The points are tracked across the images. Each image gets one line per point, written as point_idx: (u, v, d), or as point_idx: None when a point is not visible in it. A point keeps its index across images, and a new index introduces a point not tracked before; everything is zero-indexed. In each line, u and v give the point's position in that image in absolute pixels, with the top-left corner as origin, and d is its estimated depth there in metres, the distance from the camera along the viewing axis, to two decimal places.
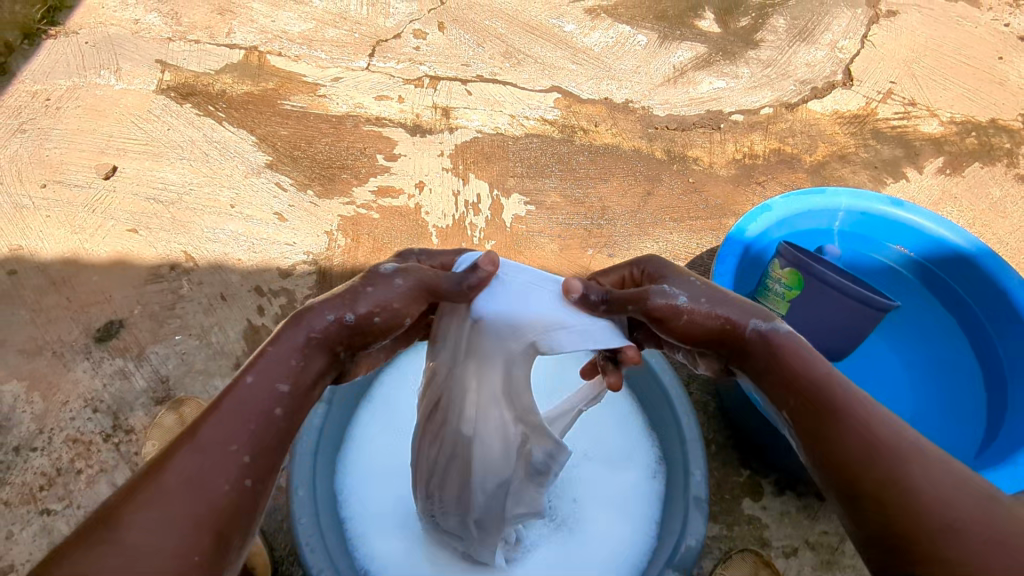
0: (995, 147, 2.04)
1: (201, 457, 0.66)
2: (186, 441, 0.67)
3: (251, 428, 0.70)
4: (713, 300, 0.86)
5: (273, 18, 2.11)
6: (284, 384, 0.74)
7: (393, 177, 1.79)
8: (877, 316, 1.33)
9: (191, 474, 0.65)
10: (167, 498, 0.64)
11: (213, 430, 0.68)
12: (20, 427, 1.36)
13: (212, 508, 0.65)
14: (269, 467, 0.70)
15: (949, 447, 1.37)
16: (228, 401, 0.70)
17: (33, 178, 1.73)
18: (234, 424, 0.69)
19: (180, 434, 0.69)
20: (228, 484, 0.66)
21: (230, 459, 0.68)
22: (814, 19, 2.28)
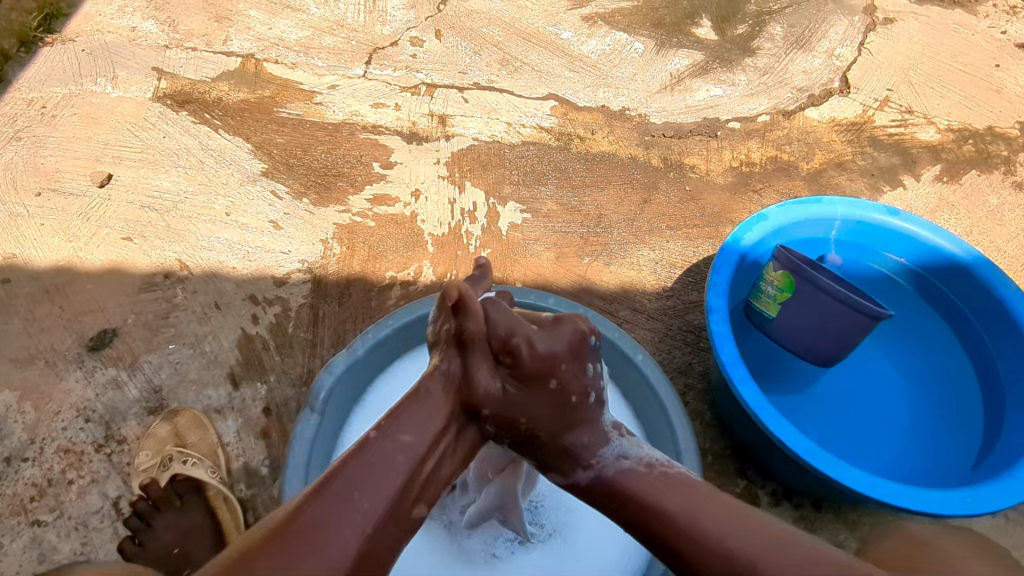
0: (992, 155, 2.04)
1: (328, 507, 0.64)
2: (315, 495, 0.65)
3: (376, 472, 0.68)
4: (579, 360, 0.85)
5: (271, 25, 2.11)
6: (406, 435, 0.72)
7: (389, 185, 1.78)
8: (868, 323, 1.32)
9: (323, 522, 0.63)
10: (301, 542, 0.61)
11: (346, 481, 0.66)
12: (11, 438, 1.35)
13: (343, 553, 0.62)
14: (393, 532, 0.67)
15: (947, 458, 1.36)
16: (358, 456, 0.69)
17: (28, 186, 1.72)
18: (364, 477, 0.67)
19: (307, 492, 0.66)
20: (361, 532, 0.64)
21: (354, 509, 0.65)
22: (811, 26, 2.28)
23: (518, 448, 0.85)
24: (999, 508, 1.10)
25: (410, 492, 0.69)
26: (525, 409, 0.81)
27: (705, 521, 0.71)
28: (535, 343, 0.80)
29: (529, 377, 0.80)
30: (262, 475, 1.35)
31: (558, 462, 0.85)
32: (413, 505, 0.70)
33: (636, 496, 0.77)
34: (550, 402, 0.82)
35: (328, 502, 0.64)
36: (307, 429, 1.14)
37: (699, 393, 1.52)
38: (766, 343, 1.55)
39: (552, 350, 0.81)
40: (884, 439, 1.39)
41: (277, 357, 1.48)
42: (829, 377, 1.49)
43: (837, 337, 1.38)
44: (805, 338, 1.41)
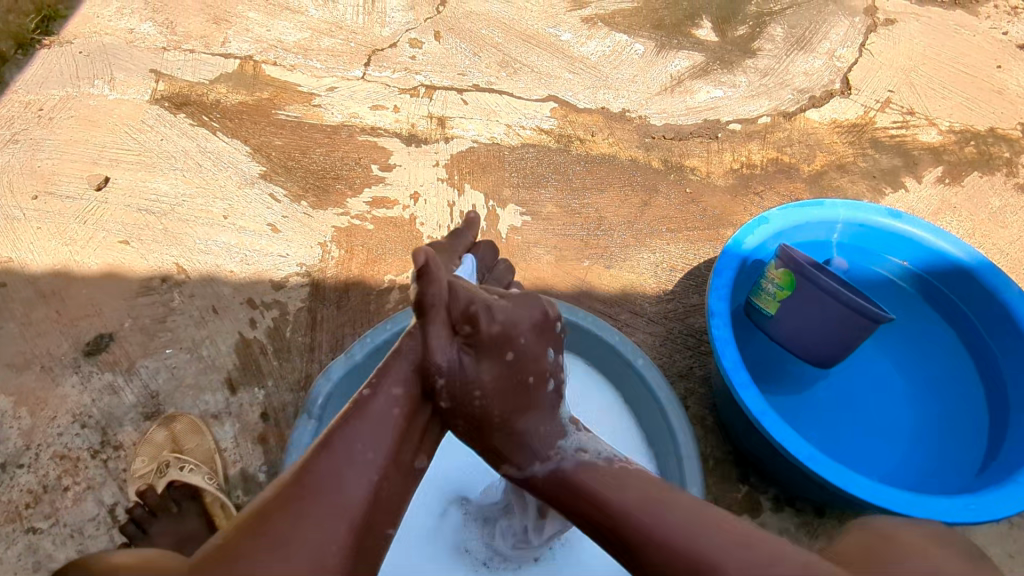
0: (994, 156, 2.03)
1: (336, 462, 0.76)
2: (323, 450, 0.76)
3: (374, 430, 0.79)
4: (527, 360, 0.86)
5: (269, 27, 2.10)
6: (398, 390, 0.83)
7: (388, 188, 1.77)
8: (870, 326, 1.31)
9: (336, 474, 0.75)
10: (314, 495, 0.73)
11: (347, 438, 0.78)
12: (6, 443, 1.34)
13: (354, 502, 0.74)
14: (394, 478, 0.79)
15: (950, 465, 1.35)
16: (357, 417, 0.80)
17: (25, 190, 1.71)
18: (362, 432, 0.79)
19: (315, 447, 0.78)
20: (369, 477, 0.76)
21: (359, 460, 0.77)
22: (812, 27, 2.27)
23: (470, 426, 0.88)
24: (1002, 516, 1.09)
25: (403, 444, 0.81)
26: (482, 372, 0.84)
27: (665, 515, 0.75)
28: (496, 319, 0.83)
29: (487, 351, 0.83)
30: (260, 481, 1.34)
31: (512, 453, 0.89)
32: (411, 455, 0.83)
33: (602, 498, 0.80)
34: (506, 377, 0.85)
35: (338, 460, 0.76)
36: (303, 436, 1.14)
37: (700, 397, 1.51)
38: (767, 344, 1.54)
39: (511, 321, 0.84)
40: (887, 445, 1.38)
41: (275, 362, 1.46)
42: (831, 381, 1.48)
43: (838, 340, 1.37)
44: (806, 339, 1.40)
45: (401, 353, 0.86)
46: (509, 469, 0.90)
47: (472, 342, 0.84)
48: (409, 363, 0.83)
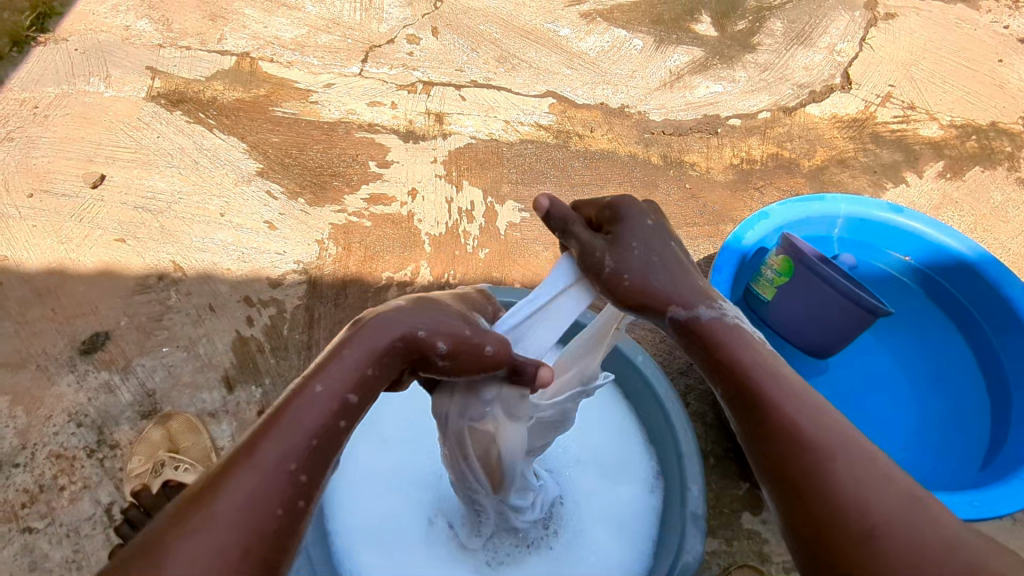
0: (996, 151, 2.01)
1: (260, 481, 0.65)
2: (246, 458, 0.66)
3: (312, 445, 0.70)
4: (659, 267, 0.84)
5: (266, 24, 2.09)
6: (353, 396, 0.73)
7: (386, 184, 1.76)
8: (869, 319, 1.30)
9: (252, 497, 0.64)
10: (212, 526, 0.61)
11: (274, 450, 0.68)
12: (2, 443, 1.33)
13: (263, 531, 0.64)
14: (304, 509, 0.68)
15: (953, 460, 1.34)
16: (295, 418, 0.70)
17: (20, 188, 1.70)
18: (291, 440, 0.69)
19: (238, 452, 0.68)
20: (281, 506, 0.66)
21: (282, 480, 0.67)
22: (811, 22, 2.26)
23: (632, 289, 0.84)
24: (1004, 512, 1.08)
25: (326, 465, 0.71)
26: (632, 243, 0.84)
27: (799, 404, 0.73)
28: (620, 223, 0.85)
29: (610, 249, 0.85)
30: None
31: (657, 304, 0.83)
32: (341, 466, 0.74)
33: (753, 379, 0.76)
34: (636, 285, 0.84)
35: (261, 476, 0.66)
36: None
37: (700, 394, 1.49)
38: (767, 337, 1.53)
39: (631, 215, 0.85)
40: (889, 440, 1.37)
41: (272, 360, 1.45)
42: (833, 378, 1.47)
43: (838, 333, 1.36)
44: (804, 329, 1.40)
45: (355, 339, 0.76)
46: (672, 311, 0.83)
47: (613, 233, 0.86)
48: (359, 347, 0.75)
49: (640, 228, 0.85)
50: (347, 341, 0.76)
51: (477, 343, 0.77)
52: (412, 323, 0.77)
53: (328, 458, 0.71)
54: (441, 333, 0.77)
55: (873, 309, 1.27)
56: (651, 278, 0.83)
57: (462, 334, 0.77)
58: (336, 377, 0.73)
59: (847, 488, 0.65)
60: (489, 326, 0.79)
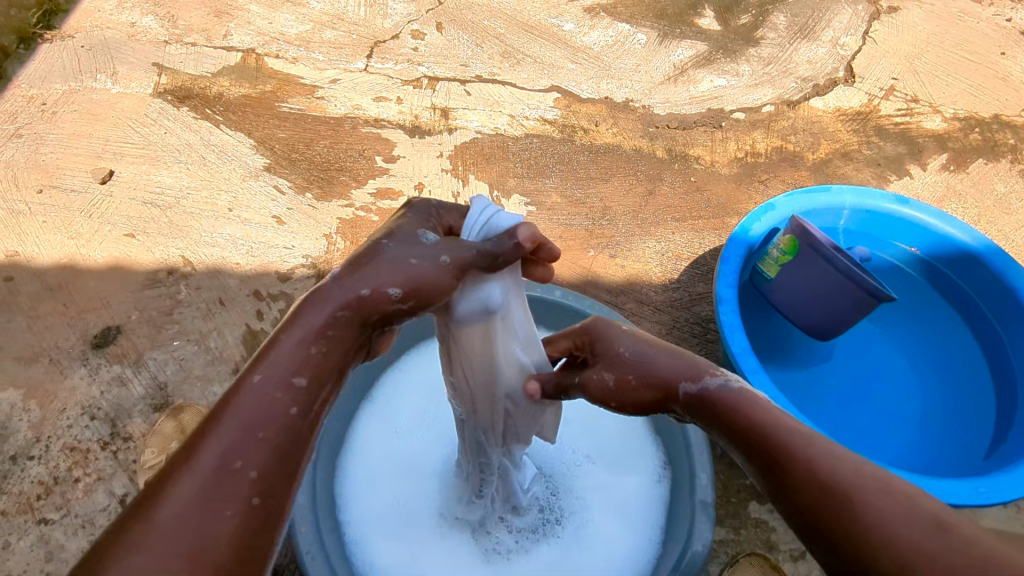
0: (998, 143, 2.02)
1: (202, 482, 0.56)
2: (182, 465, 0.57)
3: (259, 438, 0.60)
4: (650, 360, 0.77)
5: (271, 20, 2.09)
6: (301, 378, 0.65)
7: (393, 179, 1.77)
8: (869, 304, 1.33)
9: (198, 502, 0.55)
10: (148, 540, 0.53)
11: (213, 449, 0.58)
12: (17, 436, 1.35)
13: (214, 538, 0.54)
14: (264, 511, 0.58)
15: (960, 450, 1.35)
16: (232, 413, 0.61)
17: (29, 184, 1.71)
18: (237, 433, 0.60)
19: (172, 460, 0.58)
20: (231, 509, 0.56)
21: (229, 481, 0.57)
22: (814, 16, 2.26)
23: (641, 383, 0.76)
24: (1010, 499, 1.09)
25: (286, 458, 0.61)
26: (618, 343, 0.81)
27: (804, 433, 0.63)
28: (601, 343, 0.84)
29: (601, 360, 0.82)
30: None
31: (665, 374, 0.75)
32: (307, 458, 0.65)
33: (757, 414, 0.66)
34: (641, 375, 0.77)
35: (200, 479, 0.56)
36: None
37: None
38: (769, 322, 1.55)
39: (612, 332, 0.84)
40: (895, 429, 1.38)
41: None
42: (838, 366, 1.48)
43: (836, 317, 1.38)
44: (803, 311, 1.42)
45: (312, 300, 0.69)
46: (683, 386, 0.73)
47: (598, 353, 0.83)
48: (297, 322, 0.68)
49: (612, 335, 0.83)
50: (287, 321, 0.68)
51: (431, 262, 0.74)
52: (354, 285, 0.70)
53: (288, 452, 0.62)
54: (390, 279, 0.71)
55: (873, 292, 1.30)
56: (650, 367, 0.76)
57: (412, 270, 0.72)
58: (275, 362, 0.64)
59: (877, 525, 0.54)
60: (442, 255, 0.75)
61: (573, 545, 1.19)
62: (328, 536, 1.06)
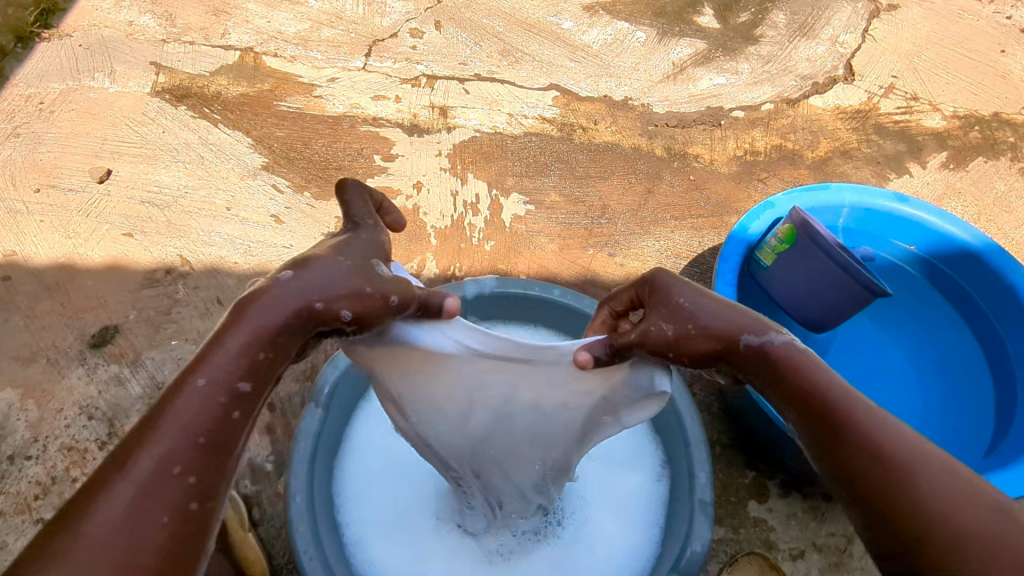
0: (998, 141, 2.02)
1: (137, 489, 0.56)
2: (120, 473, 0.57)
3: (200, 443, 0.61)
4: (713, 314, 0.79)
5: (269, 18, 2.09)
6: (245, 384, 0.66)
7: (391, 177, 1.77)
8: (863, 297, 1.34)
9: (131, 510, 0.55)
10: (82, 547, 0.52)
11: (153, 455, 0.58)
12: (14, 436, 1.34)
13: (146, 546, 0.54)
14: (202, 515, 0.59)
15: (960, 448, 1.35)
16: (172, 420, 0.61)
17: (27, 183, 1.71)
18: (173, 438, 0.60)
19: (107, 467, 0.58)
20: (167, 515, 0.57)
21: (168, 486, 0.58)
22: (814, 13, 2.26)
23: (705, 334, 0.78)
24: (1011, 497, 1.09)
25: (223, 464, 0.62)
26: (677, 293, 0.81)
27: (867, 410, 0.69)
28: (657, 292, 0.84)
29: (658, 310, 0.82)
30: (268, 471, 1.34)
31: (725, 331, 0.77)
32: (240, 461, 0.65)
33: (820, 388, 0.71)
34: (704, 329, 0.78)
35: (138, 486, 0.57)
36: (312, 423, 1.13)
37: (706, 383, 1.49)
38: (767, 310, 1.55)
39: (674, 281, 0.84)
40: None
41: None
42: (837, 365, 1.48)
43: (832, 306, 1.39)
44: (800, 300, 1.43)
45: (242, 311, 0.69)
46: (745, 337, 0.77)
47: (654, 304, 0.83)
48: (243, 323, 0.68)
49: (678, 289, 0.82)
50: (229, 327, 0.68)
51: (380, 298, 0.77)
52: (307, 294, 0.71)
53: (225, 457, 0.63)
54: (346, 301, 0.73)
55: (867, 285, 1.31)
56: (713, 320, 0.78)
57: (366, 299, 0.75)
58: (219, 365, 0.65)
59: (928, 505, 0.60)
60: (391, 295, 0.78)
61: (573, 546, 1.19)
62: (327, 536, 1.06)
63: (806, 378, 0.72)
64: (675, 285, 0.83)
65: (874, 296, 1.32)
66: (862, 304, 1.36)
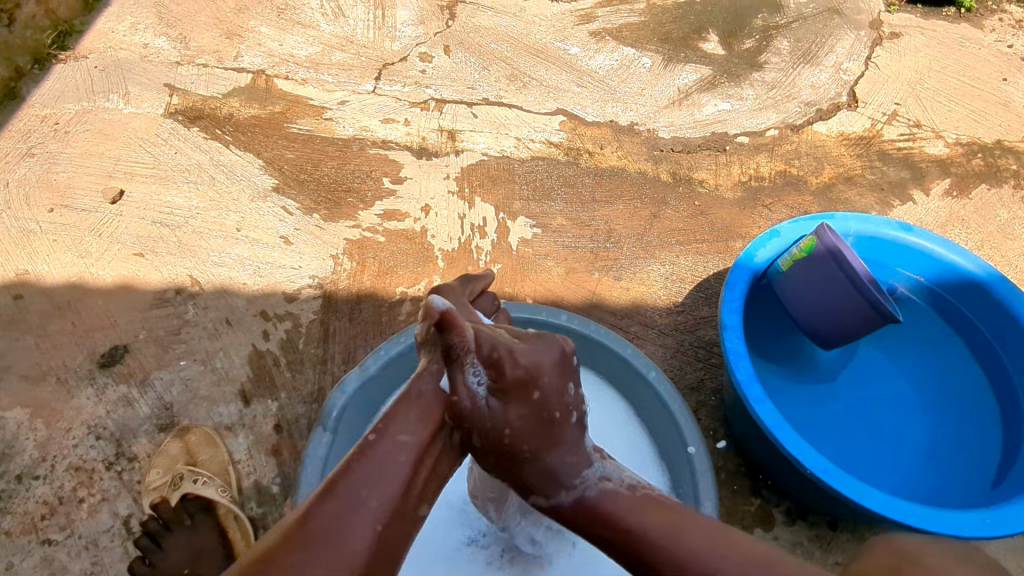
0: (1002, 169, 2.03)
1: (347, 500, 0.68)
2: (325, 495, 0.69)
3: (394, 473, 0.72)
4: (532, 432, 0.79)
5: (281, 42, 2.12)
6: (405, 435, 0.77)
7: (400, 201, 1.79)
8: (872, 317, 1.37)
9: (343, 510, 0.68)
10: (318, 542, 0.64)
11: (353, 481, 0.70)
12: (22, 455, 1.35)
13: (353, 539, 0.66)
14: (400, 529, 0.71)
15: (965, 480, 1.36)
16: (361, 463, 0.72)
17: (40, 203, 1.73)
18: (375, 470, 0.72)
19: (318, 492, 0.70)
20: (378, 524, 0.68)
21: (363, 505, 0.69)
22: (817, 41, 2.29)
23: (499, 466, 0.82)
24: (1016, 531, 1.09)
25: (410, 491, 0.73)
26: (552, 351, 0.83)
27: None
28: (520, 364, 0.79)
29: (507, 392, 0.79)
30: (273, 494, 1.35)
31: (531, 481, 0.81)
32: (415, 504, 0.74)
33: (619, 521, 0.75)
34: (533, 415, 0.79)
35: (354, 497, 0.69)
36: (318, 449, 1.14)
37: (711, 410, 1.52)
38: (770, 329, 1.58)
39: (535, 363, 0.81)
40: (898, 459, 1.40)
41: (287, 374, 1.48)
42: (841, 394, 1.50)
43: (840, 321, 1.41)
44: (809, 314, 1.44)
45: (410, 394, 0.81)
46: (535, 498, 0.82)
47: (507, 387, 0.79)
48: (410, 400, 0.80)
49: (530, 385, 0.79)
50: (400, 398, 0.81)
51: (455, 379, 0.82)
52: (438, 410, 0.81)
53: (415, 485, 0.74)
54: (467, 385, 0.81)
55: (874, 302, 1.34)
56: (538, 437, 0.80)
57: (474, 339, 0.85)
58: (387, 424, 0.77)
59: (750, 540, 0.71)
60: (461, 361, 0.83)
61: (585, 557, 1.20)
62: None
63: (607, 520, 0.76)
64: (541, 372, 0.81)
65: (880, 315, 1.35)
66: (869, 326, 1.39)
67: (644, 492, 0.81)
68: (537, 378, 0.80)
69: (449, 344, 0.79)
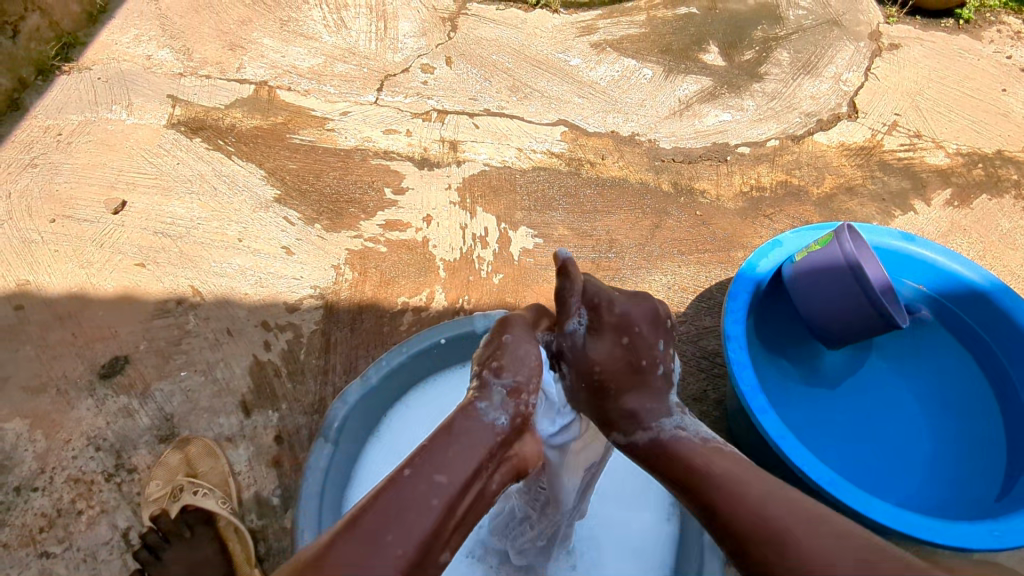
0: (1002, 179, 2.03)
1: (370, 544, 0.63)
2: (348, 532, 0.64)
3: (422, 518, 0.67)
4: (630, 367, 0.85)
5: (284, 53, 2.13)
6: (441, 476, 0.70)
7: (401, 211, 1.79)
8: (876, 323, 1.36)
9: (362, 550, 0.62)
10: None
11: (379, 522, 0.65)
12: (21, 466, 1.34)
13: None
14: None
15: (973, 492, 1.35)
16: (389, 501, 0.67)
17: (42, 213, 1.73)
18: (400, 514, 0.66)
19: (340, 526, 0.66)
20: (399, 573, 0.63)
21: (385, 551, 0.63)
22: (816, 52, 2.30)
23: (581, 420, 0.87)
24: None
25: (436, 539, 0.67)
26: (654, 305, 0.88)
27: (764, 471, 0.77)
28: (615, 308, 0.86)
29: (606, 333, 0.86)
30: (273, 505, 1.33)
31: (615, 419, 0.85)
32: (438, 554, 0.68)
33: (691, 458, 0.77)
34: (623, 358, 0.85)
35: (376, 541, 0.63)
36: (320, 460, 1.13)
37: (713, 422, 1.52)
38: (776, 335, 1.56)
39: (629, 313, 0.87)
40: (902, 472, 1.38)
41: (289, 385, 1.47)
42: (844, 405, 1.49)
43: (849, 324, 1.40)
44: (817, 316, 1.44)
45: (453, 427, 0.77)
46: (614, 435, 0.85)
47: (603, 330, 0.85)
48: (453, 436, 0.75)
49: (624, 332, 0.86)
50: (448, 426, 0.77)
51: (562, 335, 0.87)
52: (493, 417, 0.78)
53: (442, 533, 0.68)
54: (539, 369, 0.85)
55: (882, 310, 1.33)
56: (632, 382, 0.85)
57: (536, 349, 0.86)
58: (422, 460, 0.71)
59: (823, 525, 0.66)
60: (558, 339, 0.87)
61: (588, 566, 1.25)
62: None
63: (673, 458, 0.79)
64: (640, 327, 0.86)
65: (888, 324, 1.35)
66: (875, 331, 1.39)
67: (716, 444, 0.81)
68: (637, 325, 0.86)
69: (561, 289, 0.85)
